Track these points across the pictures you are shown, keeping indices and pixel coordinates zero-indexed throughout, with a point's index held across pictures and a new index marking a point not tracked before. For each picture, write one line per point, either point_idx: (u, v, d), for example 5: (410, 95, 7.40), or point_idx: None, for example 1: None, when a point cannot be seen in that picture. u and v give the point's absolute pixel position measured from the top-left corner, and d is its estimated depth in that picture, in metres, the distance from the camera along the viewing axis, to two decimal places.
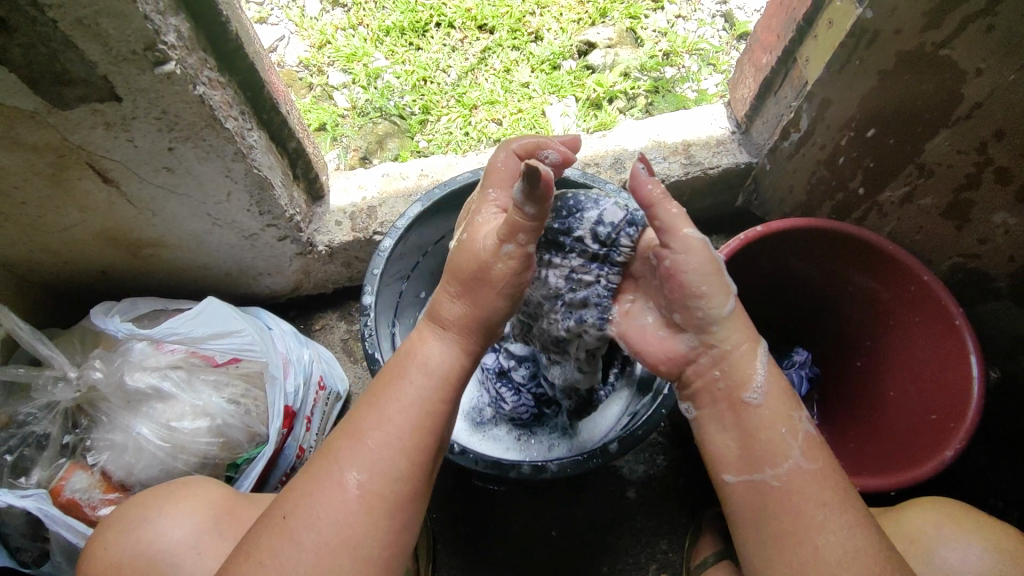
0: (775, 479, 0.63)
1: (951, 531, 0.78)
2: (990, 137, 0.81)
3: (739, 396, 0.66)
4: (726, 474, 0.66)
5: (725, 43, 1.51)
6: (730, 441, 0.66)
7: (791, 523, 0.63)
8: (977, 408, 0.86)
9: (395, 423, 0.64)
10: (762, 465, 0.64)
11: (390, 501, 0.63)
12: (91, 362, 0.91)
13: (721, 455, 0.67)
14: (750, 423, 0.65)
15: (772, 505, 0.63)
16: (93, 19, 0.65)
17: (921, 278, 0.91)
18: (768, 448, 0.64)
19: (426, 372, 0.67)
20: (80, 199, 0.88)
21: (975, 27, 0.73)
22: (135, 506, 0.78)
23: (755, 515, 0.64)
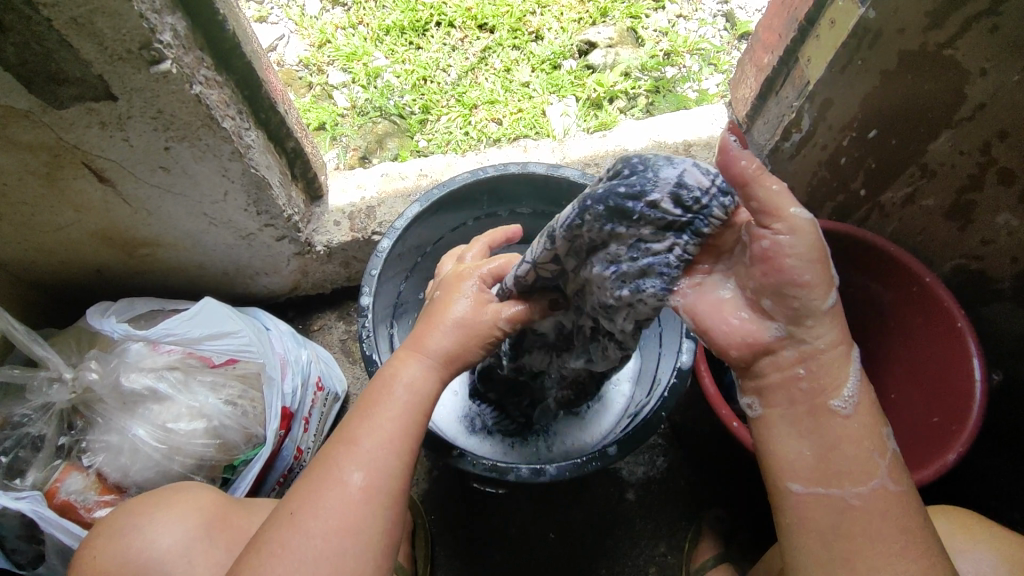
0: (856, 497, 0.57)
1: (963, 540, 0.76)
2: (994, 137, 0.81)
3: (824, 402, 0.56)
4: (794, 484, 0.58)
5: (726, 42, 1.50)
6: (809, 449, 0.58)
7: (850, 538, 0.57)
8: (981, 411, 0.86)
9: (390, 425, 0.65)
10: (842, 480, 0.57)
11: (386, 498, 0.63)
12: (87, 363, 0.90)
13: (794, 462, 0.58)
14: (834, 435, 0.57)
15: (846, 523, 0.57)
16: (87, 18, 0.65)
17: (924, 280, 0.91)
18: (850, 465, 0.57)
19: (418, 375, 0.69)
20: (76, 199, 0.88)
21: (979, 26, 0.72)
22: (127, 512, 0.77)
23: (821, 526, 0.58)
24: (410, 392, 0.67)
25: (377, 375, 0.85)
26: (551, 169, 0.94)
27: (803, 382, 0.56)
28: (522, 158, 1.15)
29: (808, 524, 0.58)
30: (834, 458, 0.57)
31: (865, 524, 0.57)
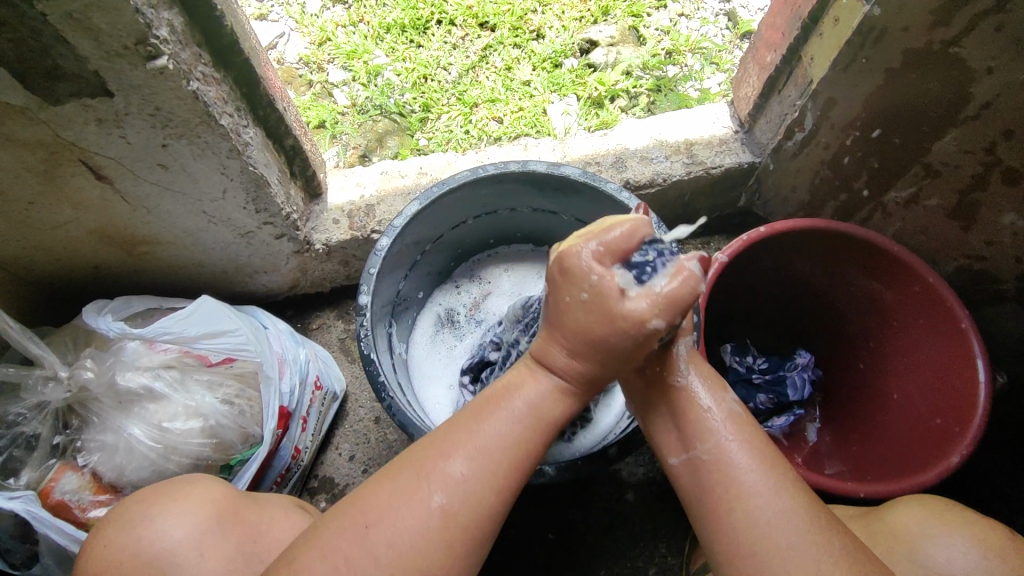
0: (705, 453, 0.65)
1: (936, 527, 0.74)
2: (999, 137, 0.79)
3: (666, 378, 0.68)
4: (670, 458, 0.68)
5: (728, 41, 1.49)
6: (660, 424, 0.70)
7: (711, 494, 0.64)
8: (984, 412, 0.85)
9: (495, 454, 0.62)
10: (693, 443, 0.66)
11: (467, 531, 0.61)
12: (82, 361, 0.89)
13: (663, 439, 0.69)
14: (680, 403, 0.68)
15: (707, 483, 0.64)
16: (83, 13, 0.64)
17: (927, 280, 0.90)
18: (696, 426, 0.66)
19: (532, 405, 0.65)
20: (72, 195, 0.87)
21: (987, 24, 0.70)
22: (136, 503, 0.76)
23: (697, 491, 0.65)
24: None
25: (376, 375, 0.85)
26: (551, 167, 0.92)
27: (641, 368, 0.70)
28: (522, 157, 1.14)
29: (688, 493, 0.66)
30: (689, 424, 0.67)
31: (720, 475, 0.64)
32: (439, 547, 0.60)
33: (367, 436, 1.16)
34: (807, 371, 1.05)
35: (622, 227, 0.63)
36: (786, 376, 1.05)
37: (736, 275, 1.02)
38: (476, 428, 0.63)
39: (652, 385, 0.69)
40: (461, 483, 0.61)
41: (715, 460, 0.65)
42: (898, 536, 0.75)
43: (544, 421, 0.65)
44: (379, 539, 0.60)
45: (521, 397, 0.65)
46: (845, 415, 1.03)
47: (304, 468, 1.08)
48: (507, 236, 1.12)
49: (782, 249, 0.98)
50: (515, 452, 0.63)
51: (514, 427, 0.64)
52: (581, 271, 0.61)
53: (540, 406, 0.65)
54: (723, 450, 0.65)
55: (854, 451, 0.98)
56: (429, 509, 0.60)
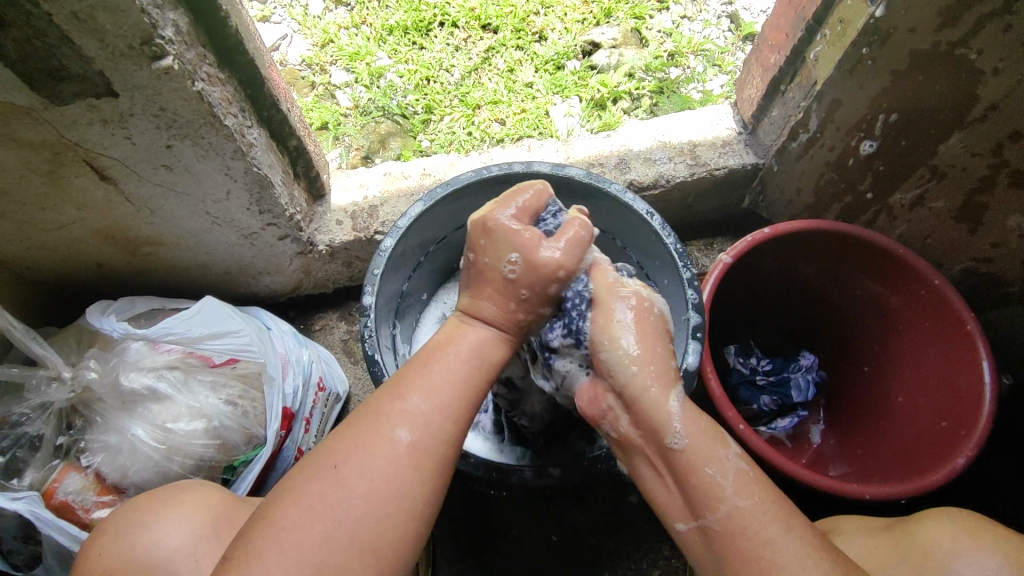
0: (716, 523, 0.64)
1: (968, 544, 0.73)
2: (1005, 138, 0.79)
3: (663, 443, 0.67)
4: (679, 524, 0.68)
5: (731, 43, 1.49)
6: (667, 491, 0.69)
7: (731, 564, 0.63)
8: (989, 415, 0.85)
9: (447, 390, 0.66)
10: (702, 512, 0.65)
11: (434, 464, 0.64)
12: (86, 362, 0.89)
13: (670, 507, 0.69)
14: (683, 469, 0.66)
15: (722, 550, 0.64)
16: (88, 13, 0.64)
17: (932, 283, 0.90)
18: (703, 494, 0.65)
19: (472, 350, 0.70)
20: (76, 196, 0.87)
21: (993, 26, 0.71)
22: (131, 511, 0.76)
23: (710, 558, 0.65)
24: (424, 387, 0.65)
25: (379, 375, 0.84)
26: (556, 168, 0.92)
27: (641, 435, 0.69)
28: (526, 158, 1.14)
29: (702, 557, 0.66)
30: (693, 493, 0.66)
31: (736, 542, 0.63)
32: (410, 475, 0.62)
33: None
34: (810, 374, 1.05)
35: (527, 194, 0.75)
36: (790, 377, 1.05)
37: (740, 276, 1.02)
38: (425, 370, 0.67)
39: (651, 447, 0.69)
40: (420, 415, 0.64)
41: (726, 527, 0.64)
42: (928, 552, 0.74)
43: (488, 362, 0.70)
44: (351, 474, 0.61)
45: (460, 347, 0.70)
46: (849, 416, 1.03)
47: None
48: None
49: (786, 250, 0.98)
50: (465, 391, 0.67)
51: (462, 370, 0.68)
52: (507, 231, 0.72)
53: (482, 348, 0.70)
54: (736, 515, 0.63)
55: (858, 454, 0.98)
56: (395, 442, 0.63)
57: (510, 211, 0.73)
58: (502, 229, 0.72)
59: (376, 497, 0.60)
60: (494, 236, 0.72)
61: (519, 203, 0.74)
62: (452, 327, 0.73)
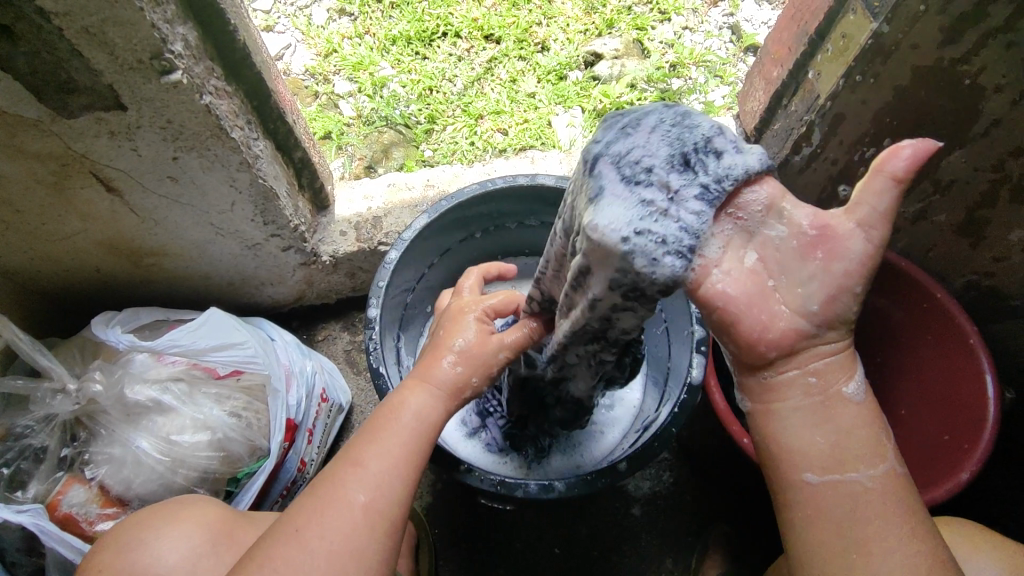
0: (868, 480, 0.60)
1: (968, 552, 0.74)
2: (1008, 155, 0.81)
3: (837, 391, 0.60)
4: (810, 474, 0.60)
5: (732, 55, 1.50)
6: (824, 442, 0.60)
7: (862, 522, 0.59)
8: (993, 432, 0.85)
9: (395, 451, 0.66)
10: (855, 467, 0.59)
11: (389, 524, 0.64)
12: (91, 374, 0.90)
13: (807, 453, 0.60)
14: (846, 421, 0.60)
15: (859, 506, 0.59)
16: (99, 28, 0.65)
17: (936, 296, 0.90)
18: (859, 446, 0.60)
19: (417, 411, 0.68)
20: (82, 207, 0.87)
21: (995, 43, 0.72)
22: (133, 526, 0.76)
23: (840, 518, 0.60)
24: (420, 418, 0.68)
25: (384, 388, 0.85)
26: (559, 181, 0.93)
27: (816, 377, 0.59)
28: (529, 170, 1.15)
29: (819, 514, 0.60)
30: (849, 445, 0.60)
31: (876, 505, 0.59)
32: (365, 537, 0.62)
33: None
34: None
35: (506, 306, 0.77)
36: None
37: None
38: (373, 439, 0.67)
39: (819, 394, 0.60)
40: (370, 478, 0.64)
41: (873, 488, 0.60)
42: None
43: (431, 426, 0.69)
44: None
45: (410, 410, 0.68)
46: None
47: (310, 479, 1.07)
48: (515, 250, 1.11)
49: None
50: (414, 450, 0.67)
51: (413, 428, 0.68)
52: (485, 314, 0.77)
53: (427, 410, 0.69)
54: (883, 478, 0.60)
55: None
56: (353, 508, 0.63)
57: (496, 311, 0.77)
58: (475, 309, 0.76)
59: (343, 561, 0.61)
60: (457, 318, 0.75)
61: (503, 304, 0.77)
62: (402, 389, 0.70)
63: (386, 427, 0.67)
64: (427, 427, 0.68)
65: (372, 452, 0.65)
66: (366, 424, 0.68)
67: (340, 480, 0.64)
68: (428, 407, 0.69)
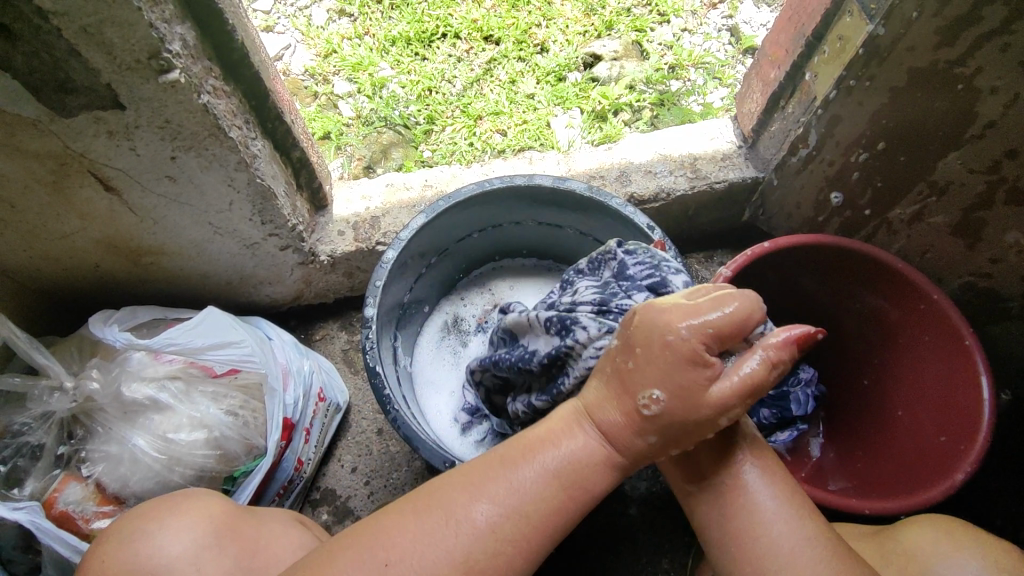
0: (728, 479, 0.65)
1: (948, 548, 0.74)
2: (1003, 156, 0.80)
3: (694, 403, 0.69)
4: (688, 486, 0.67)
5: (731, 56, 1.50)
6: (674, 457, 0.68)
7: (737, 522, 0.64)
8: (988, 431, 0.84)
9: (520, 501, 0.62)
10: (715, 470, 0.66)
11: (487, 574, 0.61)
12: (88, 372, 0.90)
13: (678, 466, 0.68)
14: (698, 433, 0.67)
15: (731, 508, 0.64)
16: (98, 27, 0.65)
17: (931, 297, 0.90)
18: (718, 453, 0.66)
19: (565, 455, 0.63)
20: (81, 206, 0.88)
21: (990, 46, 0.72)
22: (136, 517, 0.75)
23: (719, 522, 0.65)
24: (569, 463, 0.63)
25: (380, 387, 0.85)
26: (556, 181, 0.93)
27: None
28: (527, 170, 1.15)
29: (707, 519, 0.66)
30: (708, 452, 0.66)
31: (745, 502, 0.64)
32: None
33: (369, 447, 1.16)
34: (809, 387, 1.04)
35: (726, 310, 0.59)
36: (790, 391, 1.04)
37: None
38: (510, 473, 0.63)
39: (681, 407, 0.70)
40: (487, 531, 0.61)
41: (736, 486, 0.65)
42: (910, 556, 0.75)
43: (578, 484, 0.63)
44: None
45: (565, 454, 0.63)
46: (849, 429, 1.03)
47: (308, 478, 1.08)
48: (512, 250, 1.12)
49: (788, 265, 0.98)
50: (548, 507, 0.62)
51: (549, 473, 0.63)
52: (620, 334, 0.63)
53: (579, 464, 0.63)
54: (744, 477, 0.65)
55: (858, 467, 0.99)
56: (451, 553, 0.61)
57: (690, 322, 0.58)
58: (679, 308, 0.59)
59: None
60: (663, 358, 0.58)
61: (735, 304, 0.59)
62: (568, 420, 0.65)
63: (525, 463, 0.63)
64: (571, 471, 0.63)
65: (500, 492, 0.62)
66: (512, 447, 0.65)
67: (456, 508, 0.62)
68: (576, 446, 0.63)
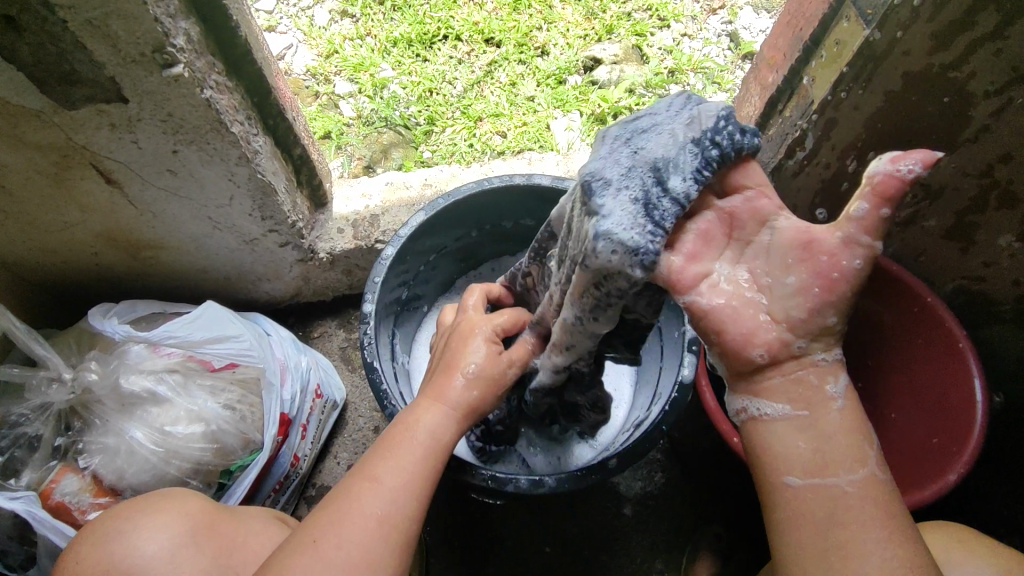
0: (849, 486, 0.56)
1: (962, 558, 0.73)
2: (996, 161, 0.82)
3: (822, 396, 0.58)
4: (790, 477, 0.58)
5: (730, 62, 1.52)
6: (776, 441, 0.59)
7: (843, 528, 0.56)
8: (981, 433, 0.86)
9: (409, 467, 0.68)
10: (835, 471, 0.57)
11: (402, 535, 0.66)
12: (87, 364, 0.91)
13: (789, 455, 0.58)
14: (828, 428, 0.57)
15: (840, 514, 0.56)
16: (102, 20, 0.65)
17: (925, 300, 0.91)
18: (841, 454, 0.57)
19: (435, 429, 0.71)
20: (83, 199, 0.88)
21: (984, 50, 0.73)
22: (108, 518, 0.76)
23: (816, 525, 0.57)
24: (436, 436, 0.70)
25: (378, 382, 0.85)
26: (555, 181, 0.95)
27: (804, 381, 0.57)
28: (526, 171, 1.16)
29: (801, 520, 0.57)
30: (832, 450, 0.57)
31: (858, 515, 0.56)
32: (385, 551, 0.65)
33: (365, 445, 1.16)
34: None
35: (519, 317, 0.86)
36: None
37: None
38: (394, 453, 0.68)
39: (806, 397, 0.57)
40: (394, 495, 0.66)
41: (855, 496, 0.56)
42: None
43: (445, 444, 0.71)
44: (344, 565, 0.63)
45: (428, 427, 0.70)
46: None
47: (303, 475, 1.08)
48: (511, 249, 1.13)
49: None
50: (432, 470, 0.69)
51: (430, 446, 0.70)
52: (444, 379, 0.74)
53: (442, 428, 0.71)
54: (863, 489, 0.57)
55: None
56: (369, 520, 0.65)
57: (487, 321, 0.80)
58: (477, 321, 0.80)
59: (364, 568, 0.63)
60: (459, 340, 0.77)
61: (919, 166, 0.47)
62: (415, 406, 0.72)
63: (407, 441, 0.69)
64: (440, 443, 0.70)
65: (388, 467, 0.68)
66: (385, 437, 0.71)
67: (359, 495, 0.66)
68: (441, 422, 0.71)
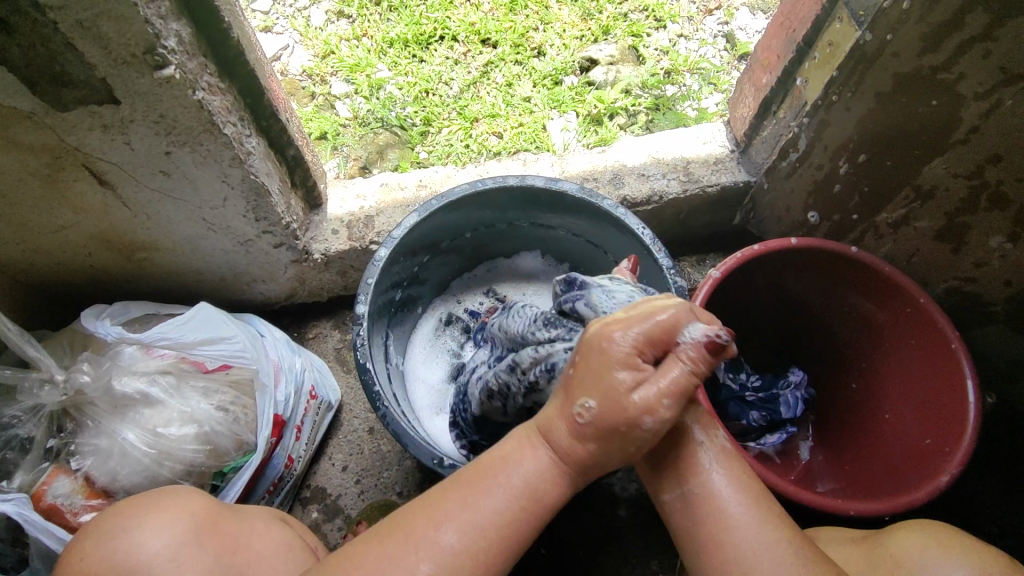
0: (698, 488, 0.64)
1: (938, 554, 0.73)
2: (986, 162, 0.81)
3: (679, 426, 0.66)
4: (664, 494, 0.66)
5: (726, 62, 1.52)
6: (649, 467, 0.67)
7: (710, 530, 0.62)
8: (973, 435, 0.85)
9: (472, 517, 0.62)
10: (687, 479, 0.64)
11: None
12: (79, 365, 0.90)
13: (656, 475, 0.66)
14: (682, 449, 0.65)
15: (702, 518, 0.63)
16: (93, 21, 0.66)
17: (918, 301, 0.91)
18: (691, 464, 0.64)
19: (515, 475, 0.63)
20: (76, 200, 0.88)
21: (973, 51, 0.73)
22: (113, 515, 0.75)
23: (690, 529, 0.64)
24: (523, 484, 0.63)
25: (370, 384, 0.85)
26: (549, 182, 0.94)
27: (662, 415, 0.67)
28: (521, 171, 1.16)
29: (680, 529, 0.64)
30: (684, 460, 0.65)
31: (716, 510, 0.63)
32: None
33: (359, 446, 1.16)
34: (799, 390, 1.06)
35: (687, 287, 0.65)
36: (779, 395, 1.06)
37: (731, 292, 1.02)
38: (467, 499, 0.63)
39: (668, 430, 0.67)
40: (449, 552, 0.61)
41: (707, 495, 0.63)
42: (898, 560, 0.75)
43: (530, 500, 0.63)
44: None
45: (505, 472, 0.63)
46: (836, 434, 1.04)
47: (297, 476, 1.08)
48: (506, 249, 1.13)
49: (774, 269, 0.99)
50: (505, 527, 0.62)
51: (501, 497, 0.62)
52: None
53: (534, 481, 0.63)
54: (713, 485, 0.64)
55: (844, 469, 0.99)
56: None
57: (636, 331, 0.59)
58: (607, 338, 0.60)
59: None
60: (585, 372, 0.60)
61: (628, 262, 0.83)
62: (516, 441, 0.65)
63: (482, 485, 0.63)
64: (523, 495, 0.63)
65: (451, 513, 0.62)
66: (470, 469, 0.65)
67: (415, 538, 0.62)
68: (524, 470, 0.63)
